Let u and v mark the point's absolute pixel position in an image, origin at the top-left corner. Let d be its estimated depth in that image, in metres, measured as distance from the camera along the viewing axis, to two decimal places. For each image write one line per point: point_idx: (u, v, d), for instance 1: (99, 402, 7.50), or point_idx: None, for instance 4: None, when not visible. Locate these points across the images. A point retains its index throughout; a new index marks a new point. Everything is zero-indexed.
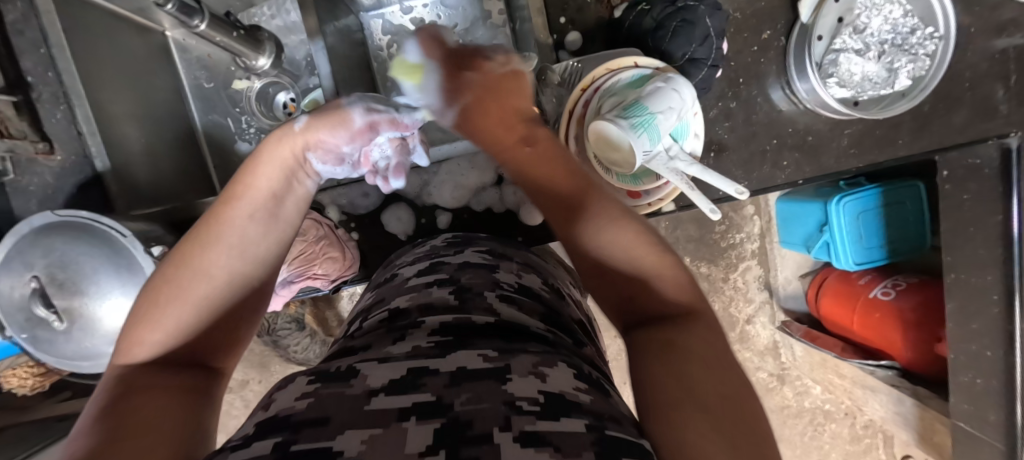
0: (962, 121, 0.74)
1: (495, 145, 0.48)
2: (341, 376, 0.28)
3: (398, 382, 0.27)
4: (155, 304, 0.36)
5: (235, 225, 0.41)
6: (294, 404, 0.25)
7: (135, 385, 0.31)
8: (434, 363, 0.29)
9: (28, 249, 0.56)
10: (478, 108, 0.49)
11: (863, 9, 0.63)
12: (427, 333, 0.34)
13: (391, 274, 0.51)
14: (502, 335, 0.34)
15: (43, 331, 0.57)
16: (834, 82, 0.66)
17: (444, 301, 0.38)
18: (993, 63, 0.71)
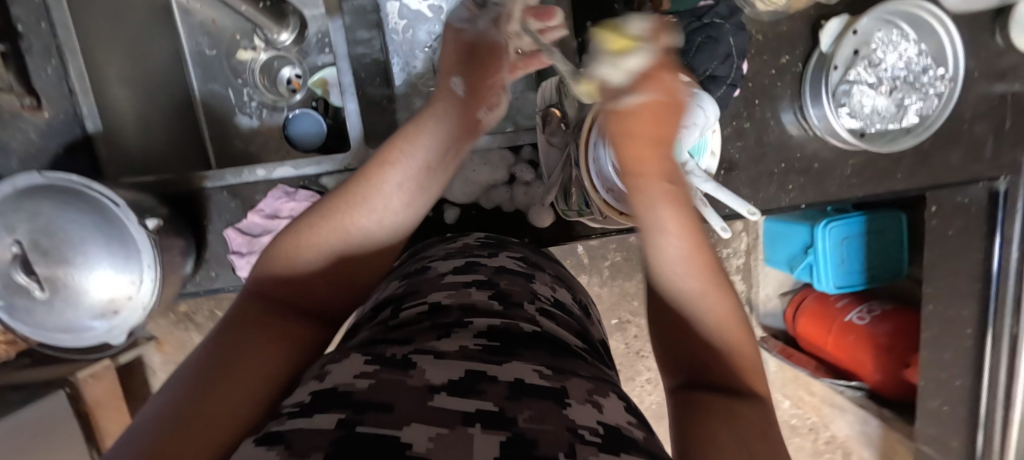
0: (955, 160, 0.73)
1: (639, 178, 0.38)
2: (402, 366, 0.34)
3: (455, 383, 0.32)
4: (300, 244, 0.43)
5: (375, 189, 0.47)
6: (355, 381, 0.32)
7: (258, 316, 0.37)
8: (492, 370, 0.34)
9: (10, 212, 0.52)
10: (641, 110, 0.37)
11: (880, 44, 0.65)
12: (473, 335, 0.39)
13: (423, 265, 0.54)
14: (546, 348, 0.39)
15: (24, 299, 0.53)
16: (846, 111, 0.67)
17: (488, 307, 0.44)
18: (990, 105, 0.72)
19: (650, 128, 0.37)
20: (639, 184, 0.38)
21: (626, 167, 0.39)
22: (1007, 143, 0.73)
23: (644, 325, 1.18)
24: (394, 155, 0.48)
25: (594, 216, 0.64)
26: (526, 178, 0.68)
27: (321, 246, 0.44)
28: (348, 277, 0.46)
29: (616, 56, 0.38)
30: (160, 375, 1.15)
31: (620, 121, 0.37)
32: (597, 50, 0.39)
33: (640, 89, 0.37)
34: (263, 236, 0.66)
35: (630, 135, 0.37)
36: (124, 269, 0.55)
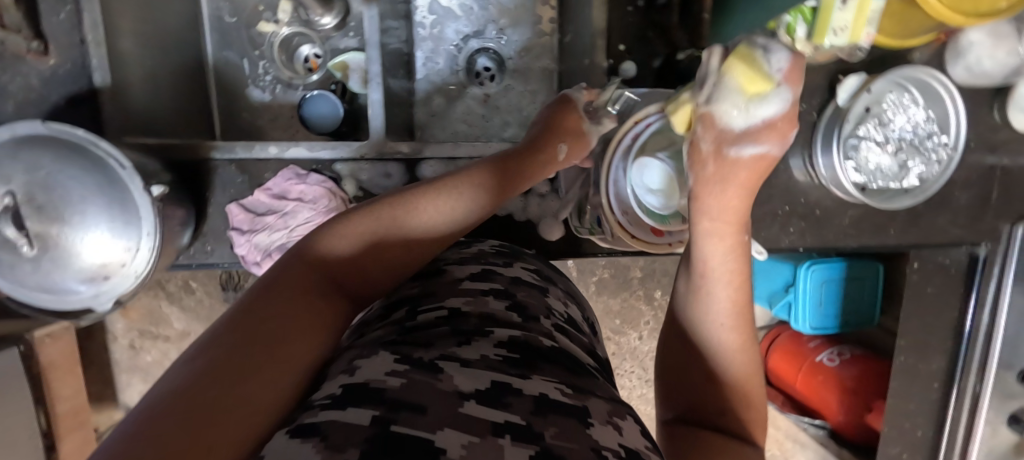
0: (945, 224, 0.76)
1: (711, 210, 0.46)
2: (428, 367, 0.34)
3: (485, 393, 0.32)
4: (347, 237, 0.44)
5: (430, 198, 0.49)
6: (386, 379, 0.32)
7: (286, 296, 0.36)
8: (517, 382, 0.34)
9: (6, 160, 0.48)
10: (751, 162, 0.47)
11: (891, 105, 0.68)
12: (493, 344, 0.39)
13: (436, 266, 0.53)
14: (564, 365, 0.39)
15: (9, 253, 0.50)
16: (852, 165, 0.68)
17: (507, 318, 0.44)
18: (982, 175, 0.75)
19: (748, 183, 0.47)
20: (712, 217, 0.46)
21: (704, 192, 0.47)
22: (990, 211, 0.76)
23: (623, 344, 1.20)
24: (464, 176, 0.52)
25: (603, 236, 0.66)
26: (542, 190, 0.69)
27: (362, 241, 0.45)
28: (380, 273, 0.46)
29: (749, 95, 0.46)
30: (121, 342, 1.10)
31: (726, 160, 0.47)
32: (732, 85, 0.46)
33: (758, 136, 0.46)
34: (266, 215, 0.65)
35: (729, 173, 0.47)
36: (122, 234, 0.52)
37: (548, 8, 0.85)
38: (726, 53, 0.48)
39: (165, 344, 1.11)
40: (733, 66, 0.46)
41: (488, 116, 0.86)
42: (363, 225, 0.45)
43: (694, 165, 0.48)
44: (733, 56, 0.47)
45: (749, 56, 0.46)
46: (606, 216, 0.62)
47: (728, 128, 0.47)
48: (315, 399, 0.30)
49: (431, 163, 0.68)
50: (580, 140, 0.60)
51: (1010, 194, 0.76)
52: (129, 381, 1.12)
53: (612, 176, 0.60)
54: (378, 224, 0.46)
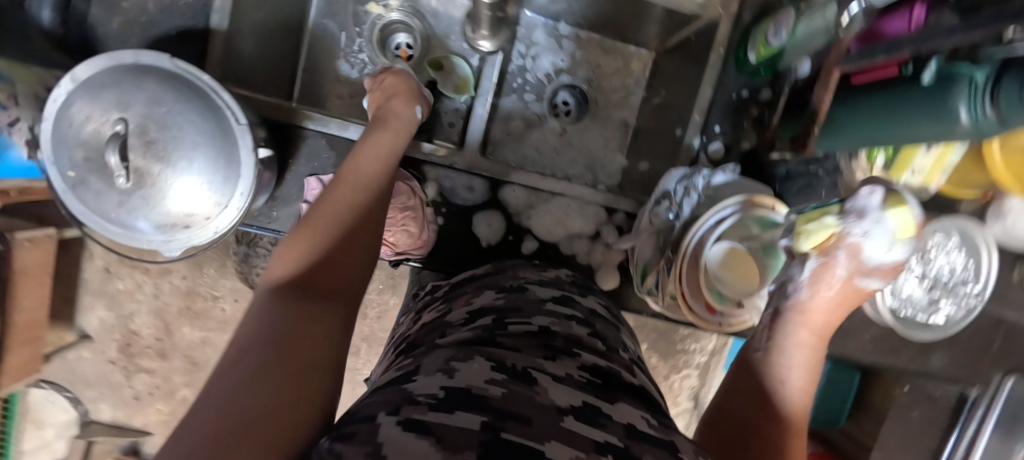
0: (948, 360, 0.83)
1: (810, 320, 0.51)
2: (522, 376, 0.36)
3: (580, 410, 0.33)
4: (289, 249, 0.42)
5: (375, 156, 0.52)
6: (487, 386, 0.33)
7: (262, 315, 0.34)
8: (607, 407, 0.36)
9: (128, 88, 0.47)
10: (849, 292, 0.52)
11: (934, 245, 0.74)
12: (578, 365, 0.40)
13: (518, 283, 0.55)
14: (644, 402, 0.41)
15: (103, 180, 0.48)
16: (891, 290, 0.74)
17: (592, 344, 0.46)
18: (990, 325, 0.82)
19: (844, 306, 0.52)
20: (811, 326, 0.51)
21: (812, 304, 0.51)
22: (988, 358, 0.83)
23: None
24: (380, 132, 0.57)
25: (658, 300, 0.67)
26: (608, 240, 0.71)
27: (313, 238, 0.42)
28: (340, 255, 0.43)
29: (898, 240, 0.50)
30: (97, 264, 1.01)
31: (853, 287, 0.52)
32: (889, 229, 0.49)
33: (885, 273, 0.51)
34: None
35: (843, 295, 0.52)
36: (216, 187, 0.51)
37: (638, 64, 0.87)
38: (881, 194, 0.50)
39: (141, 276, 1.03)
40: (899, 209, 0.49)
41: (559, 150, 0.86)
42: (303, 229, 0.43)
43: (816, 282, 0.51)
44: (893, 198, 0.50)
45: (910, 205, 0.49)
46: (665, 281, 0.65)
47: (863, 253, 0.51)
48: (419, 393, 0.32)
49: (514, 188, 0.69)
50: (417, 91, 0.66)
51: (1008, 346, 0.82)
52: (91, 306, 1.02)
53: (689, 250, 0.61)
54: (318, 220, 0.44)
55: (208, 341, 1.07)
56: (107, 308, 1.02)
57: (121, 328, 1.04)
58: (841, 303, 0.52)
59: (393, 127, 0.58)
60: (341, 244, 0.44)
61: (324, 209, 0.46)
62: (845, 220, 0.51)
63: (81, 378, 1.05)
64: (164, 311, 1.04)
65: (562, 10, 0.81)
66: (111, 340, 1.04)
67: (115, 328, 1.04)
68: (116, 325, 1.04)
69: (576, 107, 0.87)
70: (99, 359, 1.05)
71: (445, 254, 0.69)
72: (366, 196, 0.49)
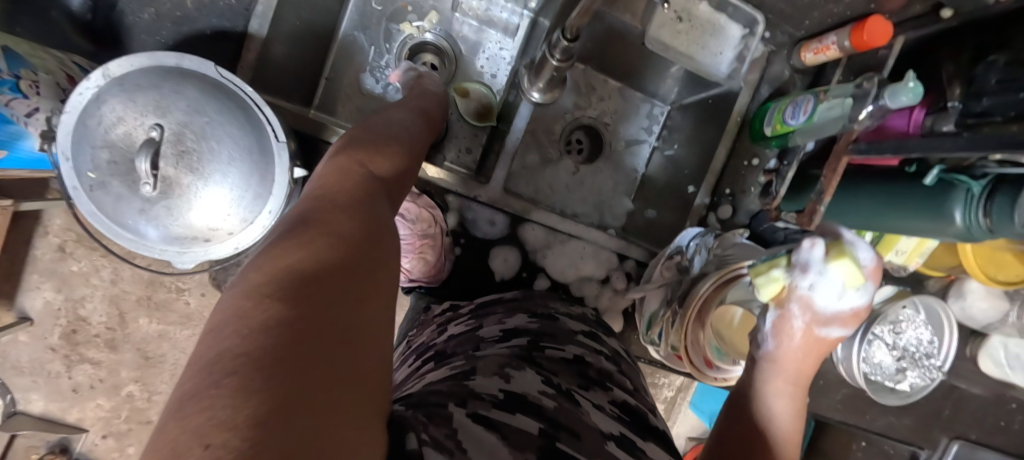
0: (906, 423, 0.89)
1: (785, 369, 0.49)
2: (567, 395, 0.36)
3: (620, 437, 0.34)
4: (358, 148, 0.37)
5: (428, 123, 0.52)
6: (540, 396, 0.34)
7: (344, 200, 0.29)
8: (640, 441, 0.36)
9: (169, 94, 0.45)
10: (821, 340, 0.49)
11: (907, 319, 0.80)
12: (610, 397, 0.40)
13: (549, 312, 0.53)
14: (668, 446, 0.39)
15: (129, 187, 0.45)
16: (866, 356, 0.80)
17: (622, 383, 0.44)
18: (942, 394, 0.90)
19: (811, 352, 0.49)
20: (786, 376, 0.48)
21: (782, 354, 0.49)
22: (939, 422, 0.90)
23: None
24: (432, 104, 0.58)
25: (660, 350, 0.70)
26: (617, 286, 0.73)
27: (383, 152, 0.38)
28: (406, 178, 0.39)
29: (848, 288, 0.47)
30: (50, 241, 0.91)
31: (815, 337, 0.49)
32: (834, 280, 0.48)
33: (846, 320, 0.49)
34: None
35: (811, 346, 0.49)
36: (246, 202, 0.48)
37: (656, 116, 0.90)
38: (824, 244, 0.49)
39: (99, 258, 0.92)
40: (840, 260, 0.47)
41: (571, 188, 0.88)
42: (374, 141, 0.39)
43: (779, 333, 0.49)
44: (834, 249, 0.48)
45: (854, 254, 0.47)
46: (668, 332, 0.67)
47: (811, 298, 0.49)
48: (482, 389, 0.33)
49: (533, 227, 0.70)
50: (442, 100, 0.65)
51: (956, 413, 0.90)
52: (38, 286, 0.91)
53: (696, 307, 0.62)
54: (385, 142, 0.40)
55: (166, 335, 0.96)
56: (55, 290, 0.92)
57: (68, 313, 0.93)
58: (817, 350, 0.50)
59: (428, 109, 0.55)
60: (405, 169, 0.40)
61: (385, 136, 0.42)
62: (791, 273, 0.50)
63: (12, 364, 0.92)
64: (121, 299, 0.94)
65: (590, 54, 0.83)
66: (55, 325, 0.93)
67: (60, 312, 0.93)
68: (63, 309, 0.93)
69: (589, 147, 0.90)
70: (37, 345, 0.93)
71: (461, 288, 0.69)
72: (416, 145, 0.46)
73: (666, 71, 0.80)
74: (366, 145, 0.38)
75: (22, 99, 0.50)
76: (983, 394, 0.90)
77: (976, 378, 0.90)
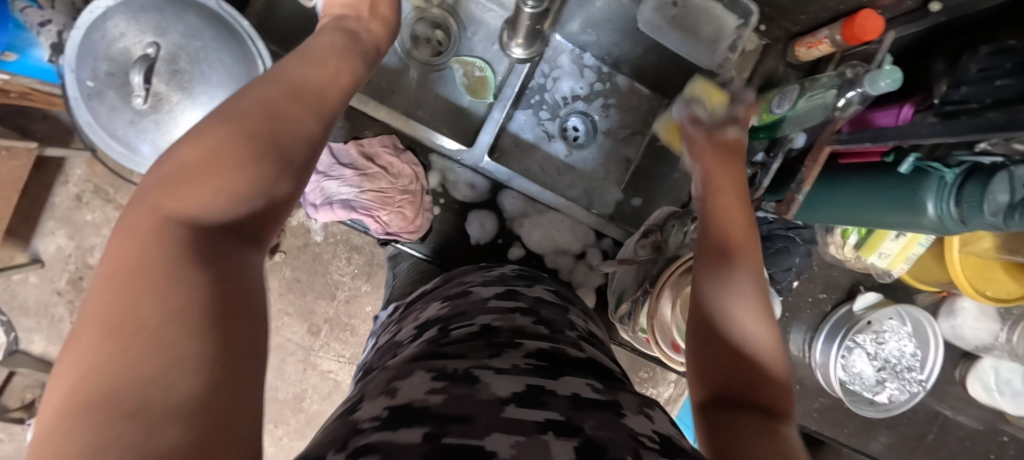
0: (888, 442, 0.86)
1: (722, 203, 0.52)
2: (463, 377, 0.30)
3: (523, 395, 0.29)
4: (185, 167, 0.26)
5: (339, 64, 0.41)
6: (427, 397, 0.27)
7: (156, 268, 0.22)
8: (550, 382, 0.31)
9: (169, 16, 0.49)
10: (720, 139, 0.60)
11: (890, 329, 0.78)
12: (523, 354, 0.35)
13: (462, 287, 0.49)
14: (595, 370, 0.36)
15: (123, 100, 0.48)
16: (843, 362, 0.78)
17: (535, 329, 0.40)
18: (927, 415, 0.86)
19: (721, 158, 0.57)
20: (727, 208, 0.51)
21: (711, 177, 0.55)
22: (923, 446, 0.86)
23: None
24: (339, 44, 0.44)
25: (628, 329, 0.70)
26: (592, 262, 0.74)
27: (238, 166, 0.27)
28: (273, 177, 0.29)
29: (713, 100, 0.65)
30: (69, 190, 0.96)
31: (712, 137, 0.60)
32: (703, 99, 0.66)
33: (727, 121, 0.62)
34: (346, 167, 0.65)
35: (720, 146, 0.59)
36: None
37: (654, 110, 0.92)
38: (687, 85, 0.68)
39: (111, 208, 0.97)
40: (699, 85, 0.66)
41: (560, 172, 0.90)
42: (209, 133, 0.27)
43: (696, 151, 0.60)
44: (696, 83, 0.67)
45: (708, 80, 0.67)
46: (638, 311, 0.67)
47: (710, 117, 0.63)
48: (360, 423, 0.26)
49: (512, 195, 0.72)
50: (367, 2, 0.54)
51: (941, 439, 0.87)
52: (52, 231, 0.96)
53: (667, 284, 0.62)
54: (229, 132, 0.28)
55: None
56: (66, 237, 0.96)
57: (78, 260, 0.97)
58: (730, 153, 0.58)
59: (333, 60, 0.40)
60: (268, 162, 0.29)
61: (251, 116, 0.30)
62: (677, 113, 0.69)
63: (19, 304, 0.96)
64: None
65: (590, 41, 0.85)
66: (64, 270, 0.97)
67: (68, 257, 0.96)
68: (74, 256, 0.97)
69: (585, 135, 0.91)
70: (46, 287, 0.97)
71: (438, 247, 0.70)
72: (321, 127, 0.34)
73: (664, 61, 0.81)
74: (189, 158, 0.27)
75: (36, 10, 0.56)
76: (971, 423, 0.87)
77: (965, 405, 0.86)
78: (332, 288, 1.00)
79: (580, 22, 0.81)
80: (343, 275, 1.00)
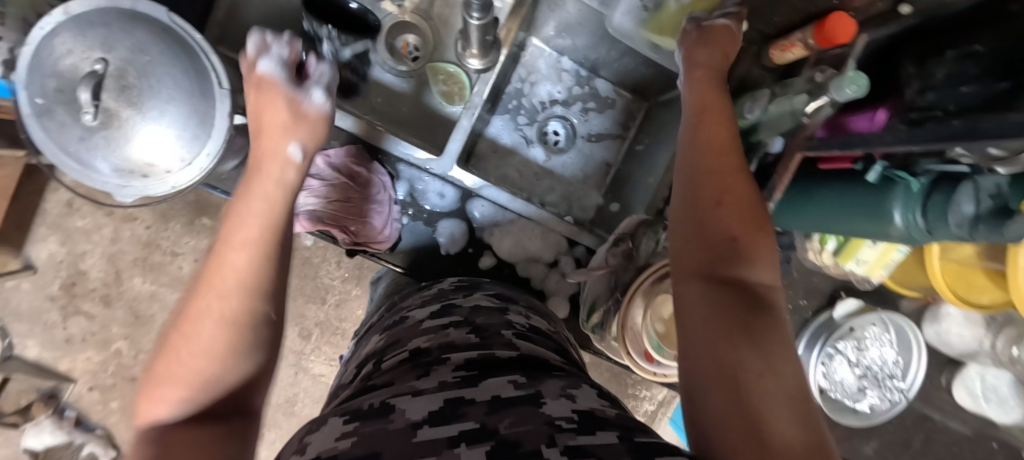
0: (873, 449, 0.83)
1: (709, 116, 0.45)
2: (378, 413, 0.30)
3: (437, 415, 0.29)
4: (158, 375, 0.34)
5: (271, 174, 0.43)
6: (336, 445, 0.27)
7: None
8: (469, 392, 0.31)
9: (117, 29, 0.48)
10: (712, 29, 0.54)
11: (871, 337, 0.78)
12: (452, 369, 0.35)
13: (400, 315, 0.50)
14: (524, 366, 0.36)
15: (72, 115, 0.48)
16: (823, 369, 0.77)
17: (465, 340, 0.40)
18: (913, 421, 0.84)
19: (713, 55, 0.52)
20: (714, 120, 0.45)
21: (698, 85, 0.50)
22: (909, 455, 0.84)
23: None
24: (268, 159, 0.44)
25: (599, 339, 0.70)
26: (565, 270, 0.74)
27: (188, 357, 0.34)
28: (215, 363, 0.34)
29: None
30: (59, 197, 0.96)
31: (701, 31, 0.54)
32: None
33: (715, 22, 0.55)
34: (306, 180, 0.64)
35: (710, 37, 0.53)
36: (188, 144, 0.50)
37: (634, 114, 0.90)
38: None
39: (102, 215, 0.97)
40: None
41: (540, 177, 0.89)
42: (164, 351, 0.34)
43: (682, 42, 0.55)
44: None
45: None
46: (609, 320, 0.66)
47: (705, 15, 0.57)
48: None
49: (482, 204, 0.72)
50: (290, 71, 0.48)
51: (928, 446, 0.83)
52: (44, 238, 0.96)
53: (633, 294, 0.61)
54: (171, 352, 0.34)
55: (156, 295, 1.00)
56: (57, 244, 0.97)
57: (69, 266, 0.97)
58: (716, 53, 0.52)
59: (258, 180, 0.42)
60: (208, 342, 0.34)
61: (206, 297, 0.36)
62: None
63: (13, 309, 0.97)
64: (119, 257, 0.98)
65: (567, 45, 0.84)
66: (56, 276, 0.97)
67: (60, 263, 0.97)
68: (65, 262, 0.97)
69: (565, 139, 0.90)
70: (39, 293, 0.97)
71: (411, 257, 0.70)
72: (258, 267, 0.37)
73: (640, 64, 0.80)
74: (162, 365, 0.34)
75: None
76: (962, 428, 0.83)
77: (955, 412, 0.84)
78: (322, 292, 1.00)
79: (554, 26, 0.80)
80: (332, 279, 1.00)
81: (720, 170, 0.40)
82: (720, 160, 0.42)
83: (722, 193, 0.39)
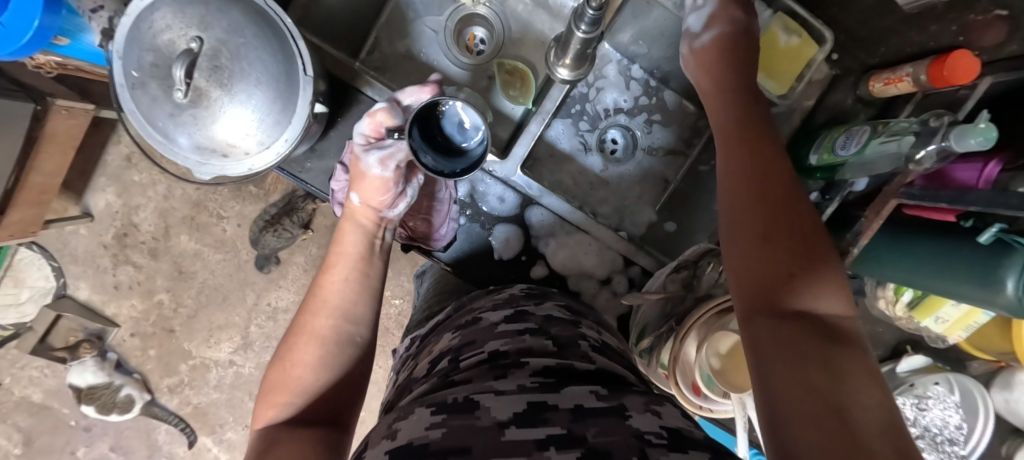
0: None
1: (729, 131, 0.45)
2: (463, 407, 0.29)
3: (523, 416, 0.28)
4: (272, 384, 0.43)
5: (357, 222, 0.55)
6: (427, 434, 0.27)
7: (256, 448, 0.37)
8: (552, 398, 0.30)
9: (213, 9, 0.48)
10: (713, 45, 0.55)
11: (935, 398, 0.73)
12: (529, 374, 0.34)
13: (472, 316, 0.48)
14: (602, 380, 0.35)
15: (166, 92, 0.48)
16: None
17: (542, 347, 0.39)
18: None
19: (732, 70, 0.53)
20: (731, 133, 0.45)
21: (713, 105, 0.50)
22: None
23: None
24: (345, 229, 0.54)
25: (648, 365, 0.67)
26: (618, 289, 0.72)
27: (297, 365, 0.44)
28: (316, 377, 0.43)
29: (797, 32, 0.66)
30: (121, 150, 1.00)
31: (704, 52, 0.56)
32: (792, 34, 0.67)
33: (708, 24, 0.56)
34: None
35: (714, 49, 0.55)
36: (268, 128, 0.50)
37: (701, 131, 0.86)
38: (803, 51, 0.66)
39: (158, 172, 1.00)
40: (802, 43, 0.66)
41: (594, 186, 0.86)
42: (276, 366, 0.44)
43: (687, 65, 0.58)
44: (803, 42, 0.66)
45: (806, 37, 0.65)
46: (660, 347, 0.64)
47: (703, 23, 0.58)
48: None
49: (540, 212, 0.70)
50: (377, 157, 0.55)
51: None
52: (103, 188, 1.00)
53: (691, 326, 0.59)
54: (284, 365, 0.44)
55: (200, 255, 1.02)
56: (115, 195, 1.00)
57: (123, 217, 1.01)
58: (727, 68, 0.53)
59: (347, 229, 0.54)
60: (313, 356, 0.44)
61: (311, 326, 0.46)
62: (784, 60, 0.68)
63: (69, 252, 1.01)
64: (170, 213, 1.01)
65: (640, 53, 0.80)
66: (111, 225, 1.01)
67: (115, 214, 1.01)
68: (120, 213, 1.01)
69: (623, 149, 0.87)
70: (93, 240, 1.01)
71: (464, 258, 0.69)
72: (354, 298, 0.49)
73: None
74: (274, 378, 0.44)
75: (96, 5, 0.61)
76: None
77: None
78: None
79: (631, 33, 0.77)
80: None
81: (764, 174, 0.39)
82: (754, 164, 0.40)
83: (769, 199, 0.38)
